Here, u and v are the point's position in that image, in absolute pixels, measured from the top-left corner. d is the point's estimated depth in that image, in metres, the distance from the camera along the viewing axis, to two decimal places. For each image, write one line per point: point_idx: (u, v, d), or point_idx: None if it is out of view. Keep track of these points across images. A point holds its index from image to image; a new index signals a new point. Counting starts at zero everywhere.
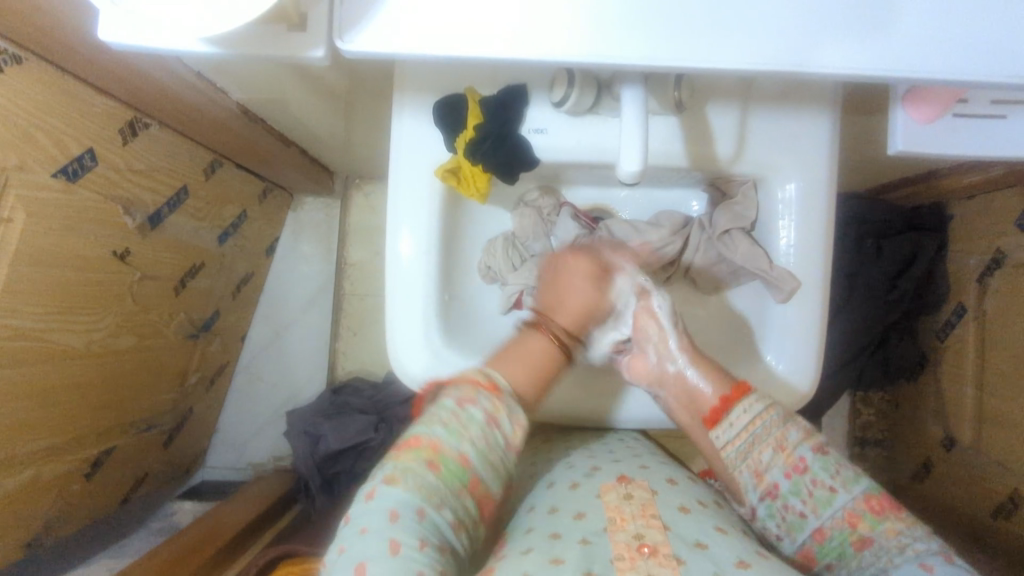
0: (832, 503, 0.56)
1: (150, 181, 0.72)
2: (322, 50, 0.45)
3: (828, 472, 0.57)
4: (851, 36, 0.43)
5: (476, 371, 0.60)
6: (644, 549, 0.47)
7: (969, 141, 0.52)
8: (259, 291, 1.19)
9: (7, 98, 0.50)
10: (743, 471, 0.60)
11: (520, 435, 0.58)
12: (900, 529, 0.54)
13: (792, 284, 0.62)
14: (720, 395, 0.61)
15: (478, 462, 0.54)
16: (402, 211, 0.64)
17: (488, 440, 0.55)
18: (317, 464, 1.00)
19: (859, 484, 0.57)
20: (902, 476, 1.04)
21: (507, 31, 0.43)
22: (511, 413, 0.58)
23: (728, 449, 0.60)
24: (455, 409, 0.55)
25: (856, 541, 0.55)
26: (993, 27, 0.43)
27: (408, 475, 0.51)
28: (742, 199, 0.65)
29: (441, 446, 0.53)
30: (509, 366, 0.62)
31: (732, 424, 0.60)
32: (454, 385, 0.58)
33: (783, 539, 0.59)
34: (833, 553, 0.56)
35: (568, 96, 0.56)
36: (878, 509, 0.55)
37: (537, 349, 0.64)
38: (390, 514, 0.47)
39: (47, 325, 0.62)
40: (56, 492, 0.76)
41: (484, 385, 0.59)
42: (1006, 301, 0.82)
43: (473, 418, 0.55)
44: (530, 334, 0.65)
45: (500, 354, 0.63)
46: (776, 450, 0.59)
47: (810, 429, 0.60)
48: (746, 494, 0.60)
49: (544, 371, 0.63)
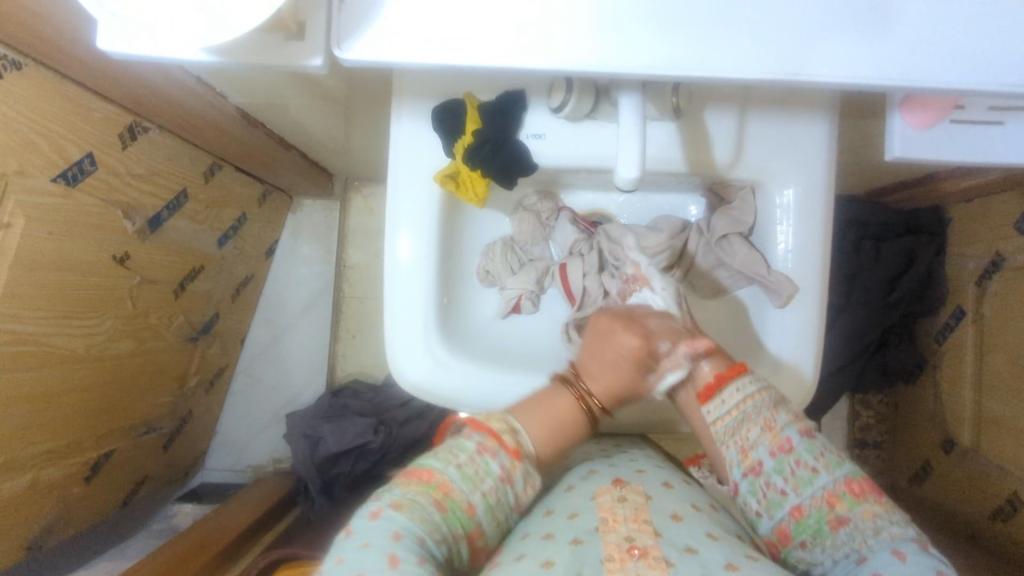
0: (813, 483, 0.56)
1: (150, 186, 0.72)
2: (321, 59, 0.45)
3: (813, 454, 0.58)
4: (847, 45, 0.43)
5: (502, 425, 0.60)
6: (634, 551, 0.47)
7: (966, 147, 0.52)
8: (258, 294, 1.19)
9: (6, 103, 0.50)
10: (730, 448, 0.60)
11: (530, 494, 0.59)
12: (877, 512, 0.54)
13: (790, 289, 0.62)
14: (715, 371, 0.61)
15: (484, 514, 0.56)
16: (402, 215, 0.64)
17: (499, 494, 0.57)
18: (314, 466, 1.00)
19: (841, 468, 0.57)
20: (902, 479, 1.04)
21: (505, 40, 0.43)
22: (526, 475, 0.59)
23: (717, 426, 0.61)
24: (473, 454, 0.57)
25: (832, 520, 0.55)
26: (989, 37, 0.43)
27: (415, 506, 0.52)
28: (740, 204, 0.65)
29: (452, 489, 0.55)
30: (535, 424, 0.62)
31: (724, 401, 0.60)
32: (476, 429, 0.59)
33: (761, 516, 0.58)
34: (807, 531, 0.55)
35: (567, 102, 0.56)
36: (858, 492, 0.56)
37: (565, 408, 0.64)
38: (392, 534, 0.48)
39: (47, 329, 0.62)
40: (56, 496, 0.76)
41: (506, 449, 0.59)
42: (1005, 304, 0.82)
43: (489, 470, 0.57)
44: (561, 393, 0.64)
45: (525, 404, 0.63)
46: (763, 429, 0.59)
47: (801, 415, 0.60)
48: (731, 471, 0.60)
49: (567, 433, 0.64)
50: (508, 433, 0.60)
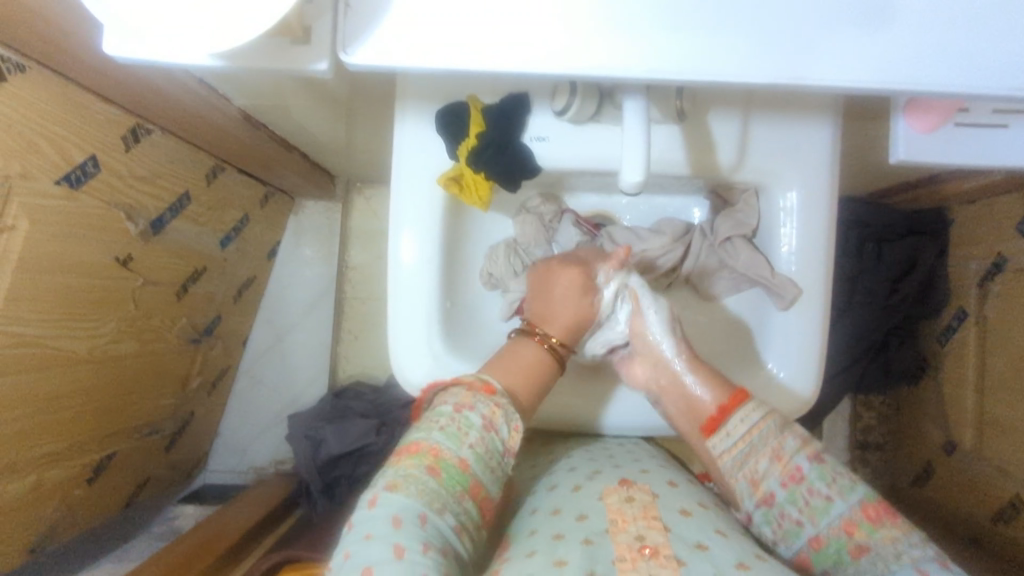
0: (828, 511, 0.56)
1: (152, 188, 0.72)
2: (325, 63, 0.46)
3: (825, 481, 0.57)
4: (850, 49, 0.43)
5: (473, 378, 0.60)
6: (645, 550, 0.47)
7: (969, 150, 0.52)
8: (260, 296, 1.19)
9: (10, 105, 0.50)
10: (739, 479, 0.60)
11: (518, 438, 0.59)
12: (896, 536, 0.53)
13: (794, 292, 0.62)
14: (718, 403, 0.62)
15: (478, 465, 0.54)
16: (405, 219, 0.64)
17: (487, 444, 0.56)
18: (317, 467, 1.00)
19: (855, 492, 0.56)
20: (903, 480, 1.04)
21: (508, 44, 0.43)
22: (509, 419, 0.59)
23: (725, 458, 0.61)
24: (451, 415, 0.56)
25: (853, 548, 0.54)
26: (991, 40, 0.43)
27: (410, 481, 0.51)
28: (744, 207, 0.66)
29: (440, 451, 0.54)
30: (503, 372, 0.62)
31: (729, 433, 0.60)
32: (450, 390, 0.59)
33: (779, 545, 0.58)
34: (829, 560, 0.55)
35: (570, 105, 0.56)
36: (875, 516, 0.54)
37: (531, 355, 0.64)
38: (393, 520, 0.48)
39: (50, 331, 0.62)
40: (58, 498, 0.76)
41: (484, 389, 0.59)
42: (1008, 305, 0.82)
43: (471, 422, 0.56)
44: (523, 343, 0.65)
45: (495, 360, 0.63)
46: (772, 460, 0.58)
47: (807, 435, 0.60)
48: (743, 500, 0.60)
49: (540, 376, 0.63)
50: (479, 381, 0.60)
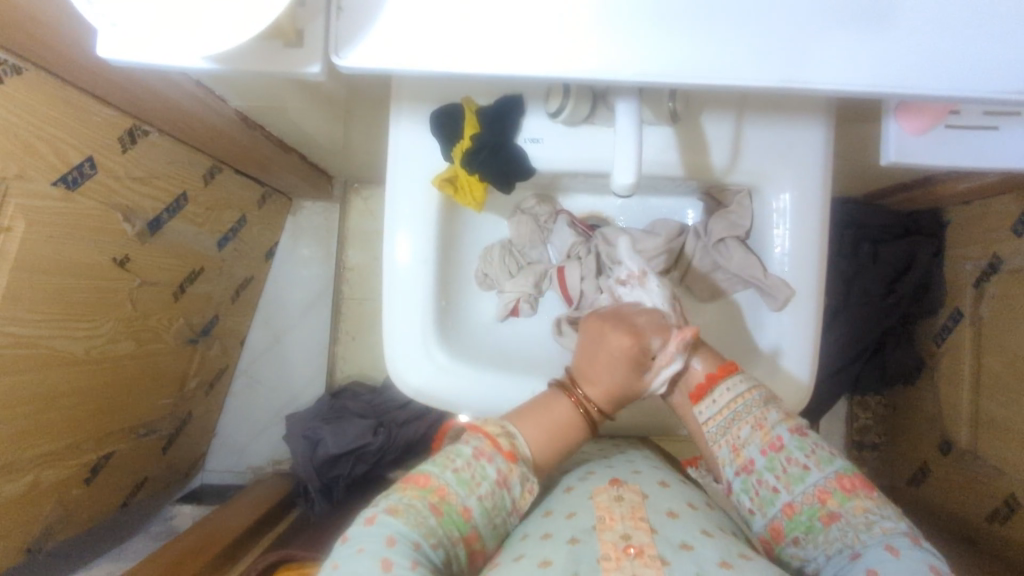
0: (804, 479, 0.57)
1: (150, 189, 0.73)
2: (318, 66, 0.46)
3: (803, 451, 0.58)
4: (842, 52, 0.43)
5: (499, 429, 0.60)
6: (630, 549, 0.47)
7: (960, 151, 0.52)
8: (258, 296, 1.19)
9: (6, 106, 0.50)
10: (722, 446, 0.61)
11: (529, 499, 0.58)
12: (868, 507, 0.54)
13: (787, 293, 0.62)
14: (707, 372, 0.62)
15: (480, 517, 0.55)
16: (399, 218, 0.65)
17: (496, 499, 0.56)
18: (314, 467, 1.00)
19: (832, 465, 0.57)
20: (899, 481, 1.05)
21: (502, 48, 0.43)
22: (523, 479, 0.58)
23: (709, 426, 0.62)
24: (470, 460, 0.56)
25: (824, 516, 0.55)
26: (985, 43, 0.43)
27: (411, 511, 0.52)
28: (738, 208, 0.65)
29: (447, 493, 0.54)
30: (532, 429, 0.61)
31: (715, 401, 0.61)
32: (474, 431, 0.59)
33: (755, 514, 0.59)
34: (800, 527, 0.56)
35: (563, 108, 0.57)
36: (849, 488, 0.56)
37: (563, 415, 0.62)
38: (387, 539, 0.48)
39: (48, 332, 0.63)
40: (56, 497, 0.76)
41: (503, 451, 0.58)
42: (1003, 307, 0.82)
43: (487, 475, 0.56)
44: (559, 399, 0.63)
45: (528, 410, 0.62)
46: (754, 428, 0.59)
47: (792, 413, 0.61)
48: (724, 469, 0.61)
49: (568, 437, 0.62)
50: (504, 436, 0.59)
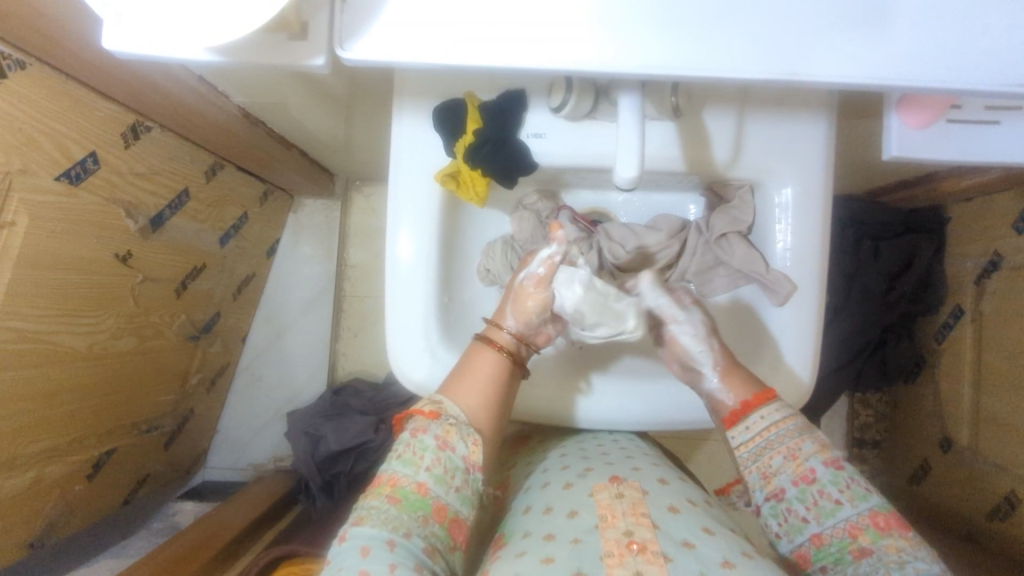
0: (836, 514, 0.56)
1: (152, 184, 0.73)
2: (322, 58, 0.46)
3: (837, 485, 0.57)
4: (844, 45, 0.43)
5: (426, 401, 0.60)
6: (633, 545, 0.47)
7: (961, 146, 0.52)
8: (260, 293, 1.19)
9: (11, 102, 0.50)
10: (752, 472, 0.61)
11: (479, 451, 0.58)
12: (902, 547, 0.53)
13: (789, 288, 0.62)
14: (741, 400, 0.62)
15: (438, 487, 0.55)
16: (401, 212, 0.65)
17: (445, 463, 0.56)
18: (316, 463, 1.01)
19: (867, 501, 0.56)
20: (900, 478, 1.05)
21: (508, 41, 0.43)
22: (464, 435, 0.58)
23: (741, 451, 0.61)
24: (408, 440, 0.57)
25: (855, 550, 0.55)
26: (987, 37, 0.43)
27: (374, 513, 0.53)
28: (739, 204, 0.65)
29: (399, 479, 0.55)
30: (459, 388, 0.61)
31: (749, 428, 0.61)
32: (410, 418, 0.60)
33: (782, 539, 0.59)
34: (829, 557, 0.56)
35: (566, 102, 0.57)
36: (883, 525, 0.55)
37: (489, 366, 0.62)
38: (361, 549, 0.49)
39: (51, 327, 0.63)
40: (57, 493, 0.76)
41: (429, 415, 0.58)
42: (1004, 304, 0.82)
43: (426, 445, 0.56)
44: (481, 353, 0.63)
45: (452, 378, 0.62)
46: (787, 458, 0.59)
47: (827, 441, 0.60)
48: (754, 492, 0.61)
49: (498, 390, 0.62)
50: (431, 403, 0.60)
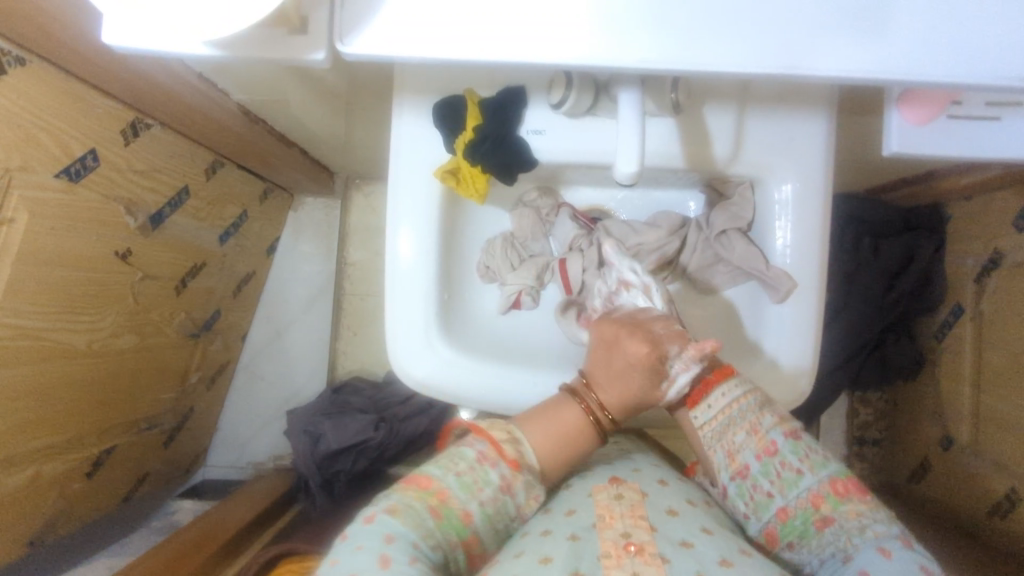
0: (798, 484, 0.57)
1: (151, 182, 0.73)
2: (323, 53, 0.46)
3: (798, 455, 0.58)
4: (846, 41, 0.43)
5: (505, 436, 0.58)
6: (630, 548, 0.47)
7: (960, 142, 0.52)
8: (260, 292, 1.19)
9: (10, 98, 0.50)
10: (717, 451, 0.60)
11: (533, 507, 0.57)
12: (861, 511, 0.55)
13: (789, 284, 0.62)
14: (702, 377, 0.61)
15: (481, 522, 0.54)
16: (401, 210, 0.65)
17: (498, 505, 0.55)
18: (315, 462, 1.00)
19: (826, 469, 0.57)
20: (901, 475, 1.05)
21: (506, 34, 0.43)
22: (528, 487, 0.57)
23: (704, 430, 0.61)
24: (473, 463, 0.55)
25: (818, 520, 0.55)
26: (988, 32, 0.43)
27: (409, 511, 0.51)
28: (739, 200, 0.65)
29: (449, 496, 0.53)
30: (539, 435, 0.59)
31: (710, 406, 0.60)
32: (476, 436, 0.58)
33: (750, 519, 0.59)
34: (794, 532, 0.56)
35: (567, 98, 0.57)
36: (842, 492, 0.56)
37: (573, 421, 0.59)
38: (385, 536, 0.48)
39: (50, 324, 0.63)
40: (57, 490, 0.76)
41: (508, 459, 0.56)
42: (1005, 302, 0.82)
43: (489, 479, 0.55)
44: (570, 405, 0.60)
45: (536, 413, 0.60)
46: (749, 433, 0.59)
47: (785, 414, 0.61)
48: (719, 473, 0.60)
49: (575, 449, 0.60)
50: (510, 443, 0.58)
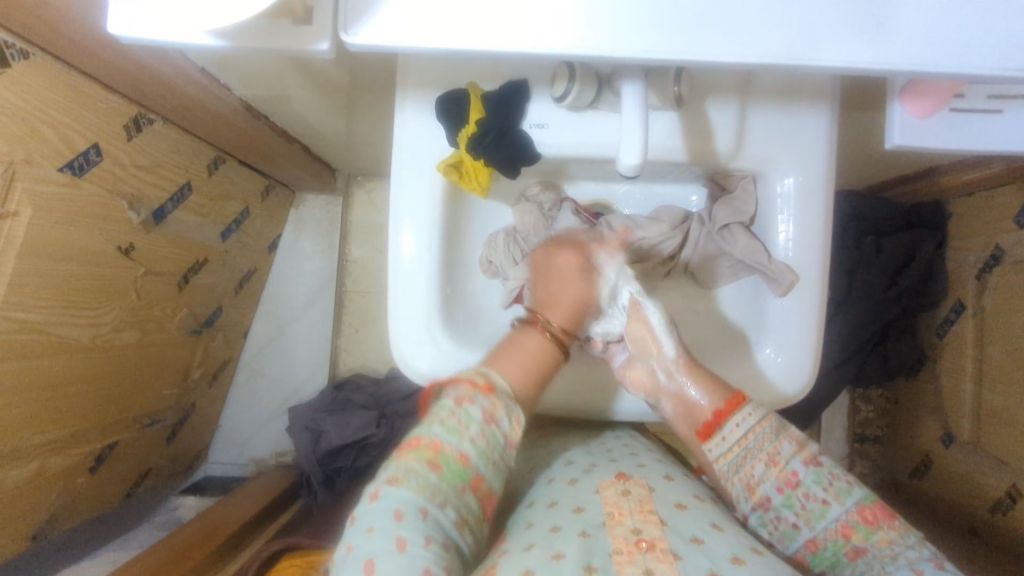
0: (825, 515, 0.56)
1: (153, 177, 0.73)
2: (327, 43, 0.46)
3: (821, 485, 0.57)
4: (849, 30, 0.43)
5: (473, 371, 0.58)
6: (642, 544, 0.47)
7: (961, 135, 0.52)
8: (261, 290, 1.19)
9: (13, 90, 0.50)
10: (736, 483, 0.60)
11: (519, 431, 0.57)
12: (892, 539, 0.54)
13: (791, 279, 0.62)
14: (714, 408, 0.61)
15: (478, 460, 0.53)
16: (403, 207, 0.65)
17: (488, 438, 0.54)
18: (317, 458, 1.01)
19: (852, 495, 0.56)
20: (900, 472, 1.05)
21: (507, 24, 0.43)
22: (509, 411, 0.57)
23: (721, 462, 0.61)
24: (453, 408, 0.54)
25: (849, 551, 0.55)
26: (991, 22, 0.43)
27: (411, 476, 0.50)
28: (742, 194, 0.65)
29: (441, 445, 0.52)
30: (507, 365, 0.60)
31: (725, 438, 0.60)
32: (452, 381, 0.57)
33: (776, 545, 0.59)
34: (825, 561, 0.56)
35: (569, 92, 0.57)
36: (871, 519, 0.55)
37: (536, 347, 0.62)
38: (395, 512, 0.47)
39: (53, 318, 0.63)
40: (60, 484, 0.76)
41: (482, 387, 0.57)
42: (1004, 299, 0.83)
43: (472, 417, 0.54)
44: (528, 333, 0.63)
45: (498, 352, 0.61)
46: (768, 464, 0.58)
47: (803, 438, 0.60)
48: (739, 503, 0.61)
49: (541, 368, 0.62)
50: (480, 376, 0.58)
